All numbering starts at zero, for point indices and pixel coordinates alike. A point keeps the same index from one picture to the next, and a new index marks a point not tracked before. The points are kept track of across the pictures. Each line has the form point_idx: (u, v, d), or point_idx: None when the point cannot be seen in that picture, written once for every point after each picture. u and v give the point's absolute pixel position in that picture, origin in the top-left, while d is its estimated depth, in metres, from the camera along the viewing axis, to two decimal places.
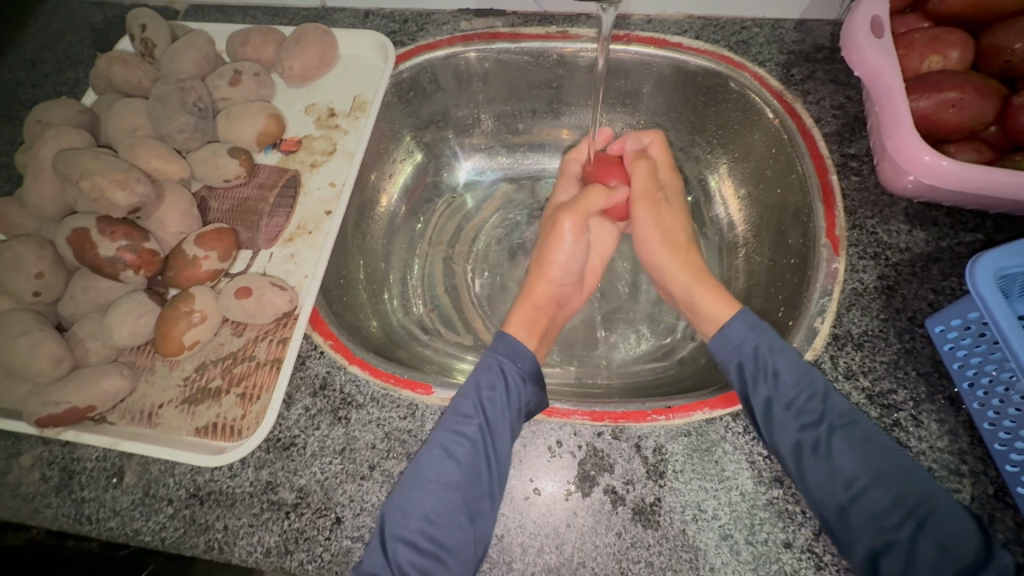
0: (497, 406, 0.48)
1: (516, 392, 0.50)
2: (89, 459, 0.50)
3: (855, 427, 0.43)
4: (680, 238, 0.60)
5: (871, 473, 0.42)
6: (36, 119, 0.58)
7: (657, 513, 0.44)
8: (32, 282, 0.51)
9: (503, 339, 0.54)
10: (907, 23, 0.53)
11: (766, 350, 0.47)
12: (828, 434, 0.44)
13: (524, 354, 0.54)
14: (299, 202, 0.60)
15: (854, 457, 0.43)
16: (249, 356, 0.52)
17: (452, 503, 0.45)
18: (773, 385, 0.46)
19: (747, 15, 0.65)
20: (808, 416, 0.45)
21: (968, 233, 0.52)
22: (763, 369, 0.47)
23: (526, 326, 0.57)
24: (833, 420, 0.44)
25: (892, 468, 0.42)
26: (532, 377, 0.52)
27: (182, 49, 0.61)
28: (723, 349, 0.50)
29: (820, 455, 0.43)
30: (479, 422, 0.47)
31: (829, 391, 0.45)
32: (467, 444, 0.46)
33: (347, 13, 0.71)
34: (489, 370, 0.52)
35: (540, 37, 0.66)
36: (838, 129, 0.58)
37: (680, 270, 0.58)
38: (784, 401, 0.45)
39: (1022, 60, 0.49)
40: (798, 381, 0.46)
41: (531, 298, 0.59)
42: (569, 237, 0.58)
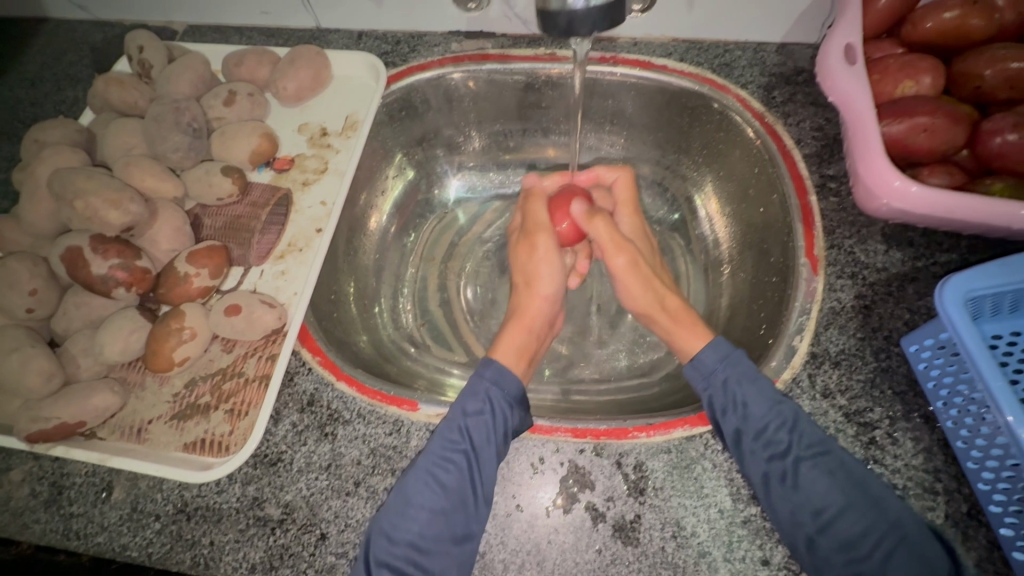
0: (483, 432, 0.47)
1: (501, 417, 0.48)
2: (78, 474, 0.51)
3: (823, 458, 0.44)
4: (656, 285, 0.58)
5: (841, 503, 0.42)
6: (33, 138, 0.59)
7: (638, 530, 0.45)
8: (25, 299, 0.51)
9: (491, 364, 0.52)
10: (883, 48, 0.54)
11: (734, 381, 0.48)
12: (797, 464, 0.44)
13: (511, 378, 0.51)
14: (290, 220, 0.61)
15: (825, 486, 0.43)
16: (238, 372, 0.53)
17: (439, 530, 0.44)
18: (742, 416, 0.46)
19: (730, 38, 0.66)
20: (776, 447, 0.45)
21: (943, 253, 0.53)
22: (732, 399, 0.47)
23: (515, 351, 0.55)
24: (800, 451, 0.44)
25: (861, 498, 0.42)
26: (518, 401, 0.50)
27: (178, 71, 0.62)
28: (695, 379, 0.50)
29: (789, 484, 0.43)
30: (466, 449, 0.46)
31: (799, 420, 0.45)
32: (455, 470, 0.45)
33: (341, 35, 0.73)
34: (475, 394, 0.50)
35: (529, 58, 0.68)
36: (818, 150, 0.59)
37: (658, 311, 0.57)
38: (754, 430, 0.45)
39: (992, 87, 0.50)
40: (767, 412, 0.46)
41: (525, 320, 0.58)
42: (545, 258, 0.59)
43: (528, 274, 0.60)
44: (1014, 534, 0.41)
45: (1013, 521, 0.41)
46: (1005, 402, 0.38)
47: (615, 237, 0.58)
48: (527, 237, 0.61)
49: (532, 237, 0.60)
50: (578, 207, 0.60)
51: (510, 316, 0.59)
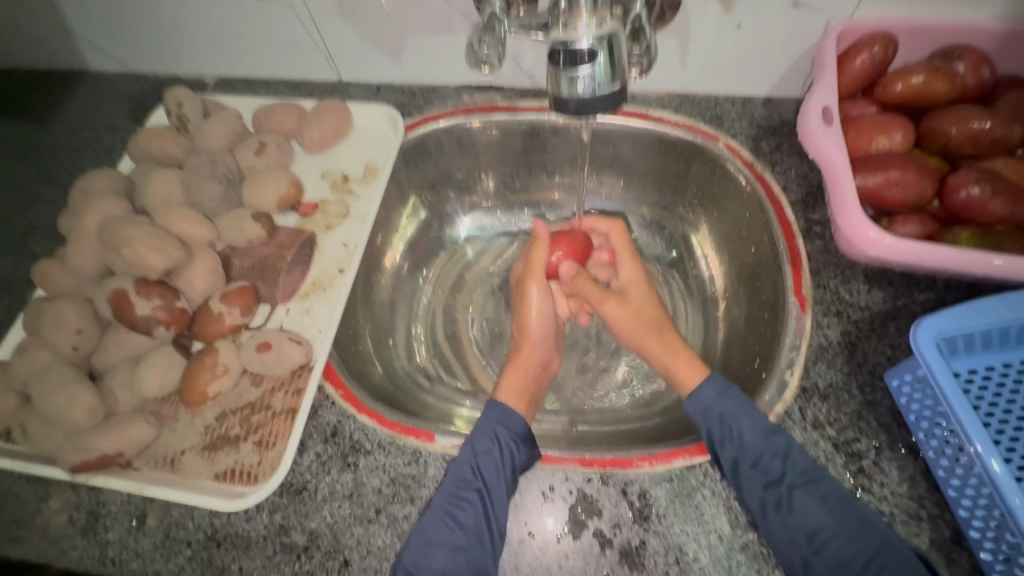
0: (493, 470, 0.50)
1: (508, 455, 0.52)
2: (113, 503, 0.54)
3: (815, 484, 0.47)
4: (649, 322, 0.63)
5: (834, 525, 0.46)
6: (81, 188, 0.64)
7: (643, 555, 0.48)
8: (72, 337, 0.56)
9: (495, 405, 0.56)
10: (857, 106, 0.60)
11: (731, 414, 0.51)
12: (791, 490, 0.47)
13: (515, 418, 0.55)
14: (314, 261, 0.66)
15: (818, 511, 0.46)
16: (266, 406, 0.57)
17: (460, 566, 0.47)
18: (738, 445, 0.49)
19: (720, 92, 0.71)
20: (771, 475, 0.48)
21: (921, 292, 0.57)
22: (729, 430, 0.50)
23: (515, 392, 0.60)
24: (794, 478, 0.48)
25: (851, 522, 0.46)
26: (523, 438, 0.54)
27: (214, 124, 0.68)
28: (695, 412, 0.54)
29: (784, 510, 0.47)
30: (479, 487, 0.50)
31: (791, 450, 0.49)
32: (470, 509, 0.49)
33: (361, 87, 0.79)
34: (484, 435, 0.53)
35: (535, 110, 0.74)
36: (803, 197, 0.64)
37: (657, 347, 0.62)
38: (751, 458, 0.49)
39: (957, 144, 0.56)
40: (761, 442, 0.49)
41: (521, 363, 0.64)
42: (536, 299, 0.66)
43: (521, 317, 0.67)
44: (993, 558, 0.44)
45: (991, 546, 0.44)
46: (973, 431, 0.43)
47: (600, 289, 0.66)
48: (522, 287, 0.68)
49: (523, 288, 0.67)
50: (568, 266, 0.67)
51: (508, 360, 0.65)
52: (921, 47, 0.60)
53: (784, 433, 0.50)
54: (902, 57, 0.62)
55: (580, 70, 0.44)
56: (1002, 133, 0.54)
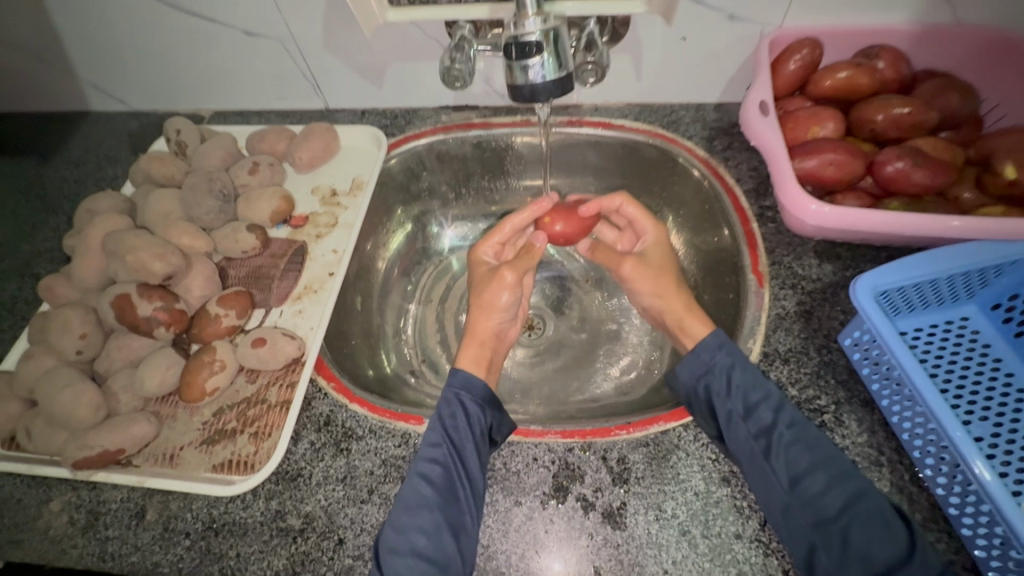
0: (461, 431, 0.53)
1: (474, 418, 0.55)
2: (113, 501, 0.56)
3: (803, 433, 0.49)
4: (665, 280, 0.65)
5: (816, 471, 0.47)
6: (87, 209, 0.69)
7: (624, 515, 0.50)
8: (77, 342, 0.59)
9: (456, 373, 0.59)
10: (794, 103, 0.67)
11: (732, 365, 0.53)
12: (780, 438, 0.49)
13: (477, 384, 0.58)
14: (306, 267, 0.70)
15: (803, 459, 0.47)
16: (261, 400, 0.59)
17: (436, 522, 0.48)
18: (733, 398, 0.51)
19: (675, 101, 0.78)
20: (761, 424, 0.50)
21: (868, 263, 0.62)
22: (728, 382, 0.53)
23: (473, 361, 0.63)
24: (784, 427, 0.49)
25: (834, 467, 0.47)
26: (487, 402, 0.57)
27: (211, 148, 0.73)
28: (696, 366, 0.55)
29: (771, 458, 0.48)
30: (446, 447, 0.52)
31: (785, 401, 0.51)
32: (439, 467, 0.51)
33: (347, 113, 0.85)
34: (448, 402, 0.56)
35: (507, 124, 0.80)
36: (755, 186, 0.70)
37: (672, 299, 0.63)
38: (743, 410, 0.51)
39: (883, 128, 0.62)
40: (758, 391, 0.51)
41: (477, 335, 0.65)
42: (511, 284, 0.66)
43: (485, 295, 0.67)
44: (948, 492, 0.47)
45: (944, 481, 0.47)
46: (914, 373, 0.47)
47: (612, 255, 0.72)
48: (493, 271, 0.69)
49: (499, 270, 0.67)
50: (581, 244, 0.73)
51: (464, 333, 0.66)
52: (845, 48, 0.68)
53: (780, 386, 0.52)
54: (830, 58, 0.69)
55: (530, 61, 0.50)
56: (919, 116, 0.60)
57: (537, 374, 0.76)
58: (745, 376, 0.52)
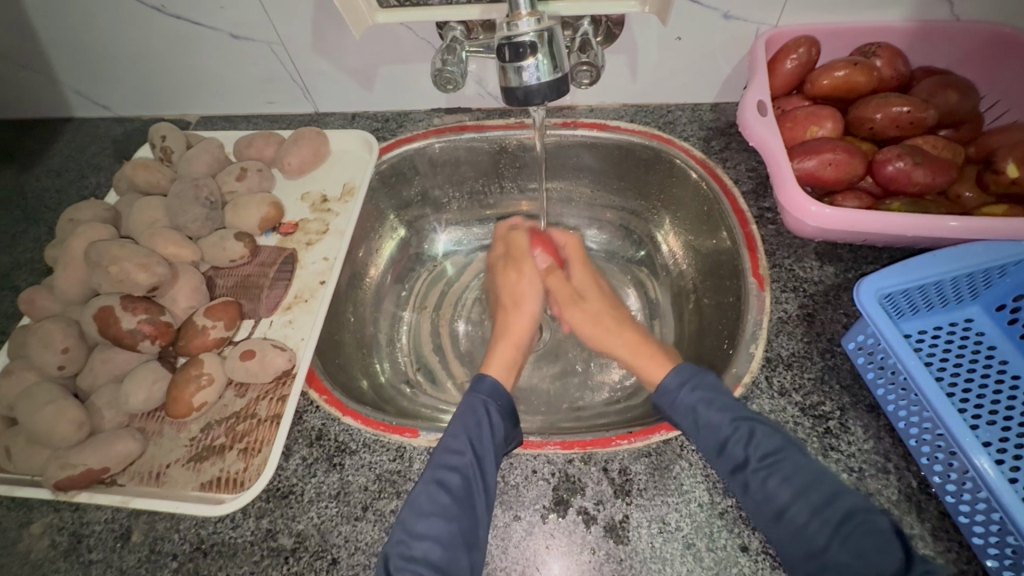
0: (484, 442, 0.52)
1: (495, 426, 0.54)
2: (97, 522, 0.54)
3: (777, 467, 0.46)
4: (612, 322, 0.67)
5: (797, 502, 0.45)
6: (69, 218, 0.67)
7: (627, 529, 0.49)
8: (58, 357, 0.57)
9: (483, 380, 0.58)
10: (792, 102, 0.66)
11: (696, 405, 0.52)
12: (754, 475, 0.47)
13: (502, 394, 0.57)
14: (296, 275, 0.68)
15: (781, 490, 0.45)
16: (251, 414, 0.58)
17: (452, 534, 0.47)
18: (701, 435, 0.50)
19: (670, 101, 0.77)
20: (735, 460, 0.48)
21: (869, 265, 0.61)
22: (694, 420, 0.51)
23: (506, 365, 0.63)
24: (756, 462, 0.47)
25: (814, 500, 0.44)
26: (507, 413, 0.56)
27: (197, 154, 0.72)
28: (667, 404, 0.54)
29: (750, 492, 0.47)
30: (470, 455, 0.50)
31: (754, 433, 0.49)
32: (459, 476, 0.49)
33: (337, 117, 0.84)
34: (474, 409, 0.55)
35: (501, 127, 0.78)
36: (754, 187, 0.69)
37: (620, 347, 0.64)
38: (715, 445, 0.49)
39: (882, 127, 0.61)
40: (724, 427, 0.49)
41: (513, 337, 0.66)
42: (531, 273, 0.70)
43: (513, 292, 0.70)
44: (957, 499, 0.46)
45: (953, 489, 0.46)
46: (921, 377, 0.46)
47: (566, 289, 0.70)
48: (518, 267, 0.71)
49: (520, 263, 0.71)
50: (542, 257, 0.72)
51: (498, 335, 0.66)
52: (841, 46, 0.67)
53: (751, 419, 0.50)
54: (827, 56, 0.68)
55: (524, 62, 0.49)
56: (919, 114, 0.59)
57: (535, 382, 0.74)
58: (710, 414, 0.50)
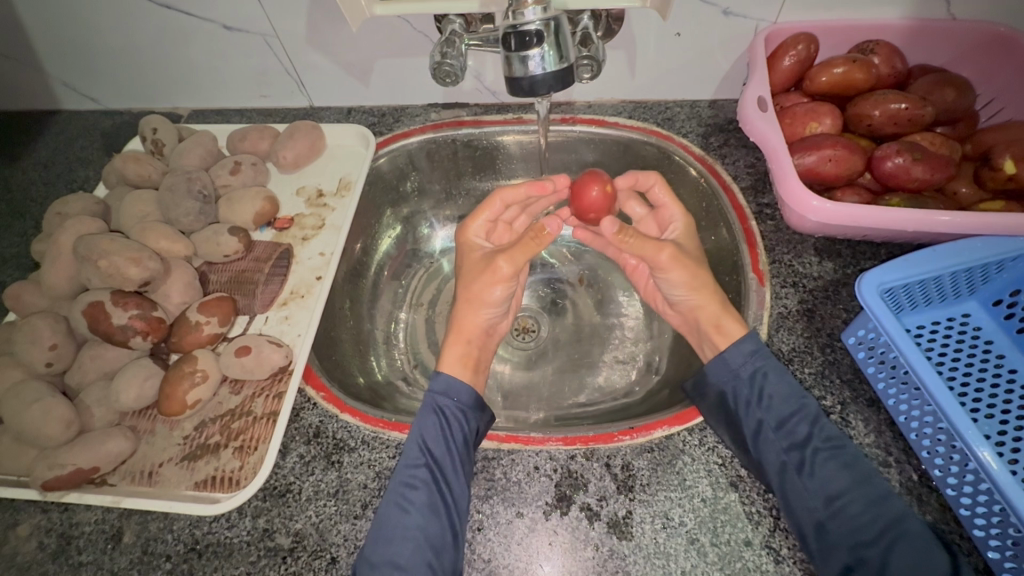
0: (440, 444, 0.51)
1: (458, 424, 0.53)
2: (87, 523, 0.52)
3: (839, 451, 0.48)
4: (703, 276, 0.59)
5: (853, 490, 0.47)
6: (56, 211, 0.65)
7: (630, 525, 0.48)
8: (45, 353, 0.55)
9: (438, 377, 0.57)
10: (791, 98, 0.66)
11: (764, 372, 0.53)
12: (815, 454, 0.49)
13: (461, 388, 0.56)
14: (292, 270, 0.67)
15: (838, 475, 0.48)
16: (246, 412, 0.56)
17: (416, 543, 0.47)
18: (765, 408, 0.51)
19: (669, 98, 0.77)
20: (795, 438, 0.50)
21: (868, 260, 0.61)
22: (758, 392, 0.52)
23: (458, 360, 0.60)
24: (819, 442, 0.49)
25: (869, 488, 0.47)
26: (472, 406, 0.55)
27: (190, 147, 0.70)
28: (723, 372, 0.54)
29: (805, 473, 0.48)
30: (426, 462, 0.50)
31: (819, 415, 0.51)
32: (420, 486, 0.49)
33: (333, 111, 0.83)
34: (429, 410, 0.54)
35: (499, 123, 0.78)
36: (753, 183, 0.69)
37: (707, 298, 0.58)
38: (775, 422, 0.51)
39: (880, 124, 0.61)
40: (790, 404, 0.51)
41: (463, 331, 0.62)
42: (505, 277, 0.61)
43: (474, 288, 0.62)
44: (958, 492, 0.46)
45: (955, 482, 0.47)
46: (924, 370, 0.46)
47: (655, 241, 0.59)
48: (486, 258, 0.64)
49: (493, 261, 0.61)
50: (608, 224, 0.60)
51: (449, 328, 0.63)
52: (839, 43, 0.67)
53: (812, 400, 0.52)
54: (825, 53, 0.68)
55: (530, 52, 0.48)
56: (917, 111, 0.60)
57: (533, 379, 0.74)
58: (778, 384, 0.52)
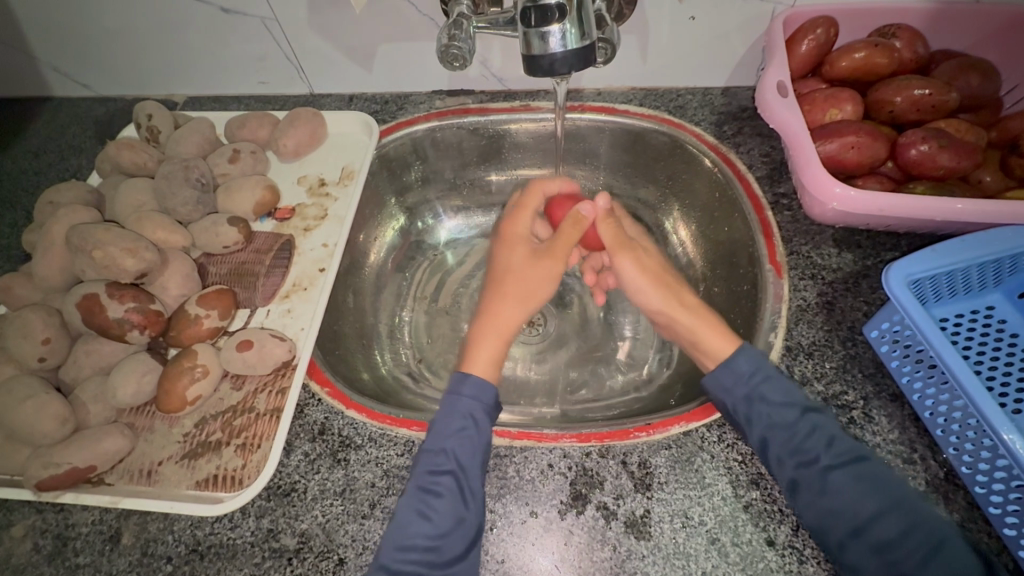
0: (469, 451, 0.48)
1: (484, 428, 0.50)
2: (84, 524, 0.50)
3: (854, 465, 0.45)
4: (670, 278, 0.59)
5: (876, 508, 0.43)
6: (48, 201, 0.63)
7: (648, 524, 0.47)
8: (38, 348, 0.53)
9: (467, 377, 0.52)
10: (809, 84, 0.64)
11: (758, 393, 0.49)
12: (827, 471, 0.45)
13: (488, 391, 0.52)
14: (294, 263, 0.65)
15: (856, 492, 0.44)
16: (249, 408, 0.54)
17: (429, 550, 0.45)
18: (767, 426, 0.47)
19: (681, 85, 0.75)
20: (805, 455, 0.46)
21: (888, 251, 0.60)
22: (757, 411, 0.48)
23: (492, 360, 0.55)
24: (830, 457, 0.46)
25: (895, 502, 0.43)
26: (493, 409, 0.52)
27: (186, 134, 0.68)
28: (717, 392, 0.51)
29: (820, 492, 0.44)
30: (453, 469, 0.47)
31: (826, 429, 0.47)
32: (445, 493, 0.46)
33: (334, 98, 0.80)
34: (455, 411, 0.50)
35: (506, 110, 0.75)
36: (768, 172, 0.67)
37: (682, 312, 0.57)
38: (781, 439, 0.47)
39: (902, 110, 0.59)
40: (795, 420, 0.47)
41: (501, 327, 0.57)
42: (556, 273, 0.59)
43: (523, 281, 0.58)
44: (988, 489, 0.45)
45: (984, 478, 0.45)
46: (953, 359, 0.44)
47: (619, 238, 0.62)
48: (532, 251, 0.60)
49: (545, 255, 0.59)
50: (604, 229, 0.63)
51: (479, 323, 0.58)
52: (860, 27, 0.65)
53: (819, 411, 0.48)
54: (843, 39, 0.66)
55: (550, 28, 0.46)
56: (941, 97, 0.58)
57: (541, 373, 0.72)
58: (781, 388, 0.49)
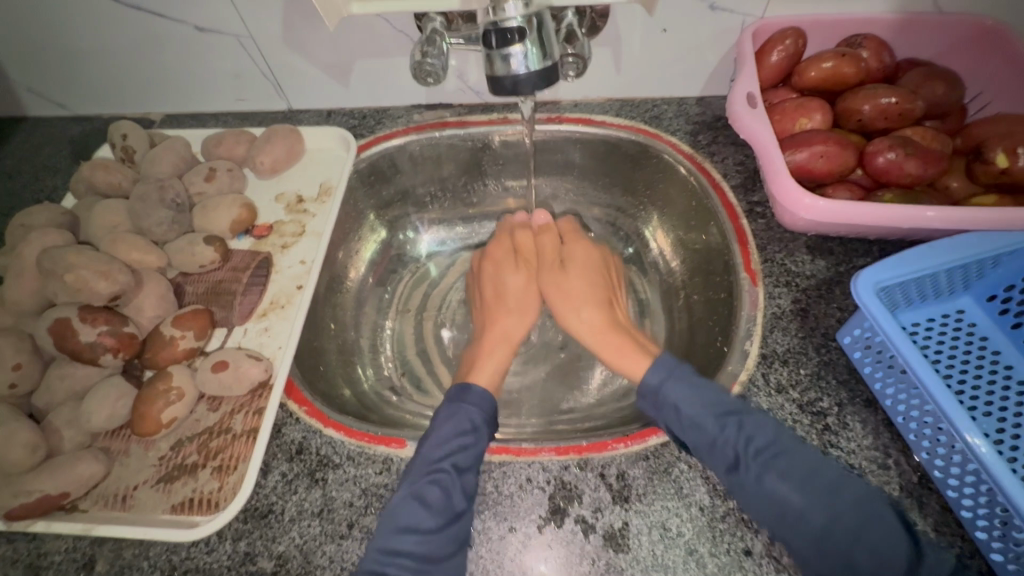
0: (469, 454, 0.49)
1: (478, 436, 0.51)
2: (57, 552, 0.49)
3: (778, 452, 0.46)
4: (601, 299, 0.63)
5: (803, 492, 0.43)
6: (20, 223, 0.63)
7: (626, 537, 0.47)
8: (9, 374, 0.53)
9: (471, 388, 0.54)
10: (779, 94, 0.65)
11: (679, 392, 0.50)
12: (754, 460, 0.45)
13: (487, 399, 0.54)
14: (271, 281, 0.65)
15: (784, 477, 0.44)
16: (225, 429, 0.54)
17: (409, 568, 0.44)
18: (695, 421, 0.48)
19: (657, 95, 0.75)
20: (731, 445, 0.46)
21: (860, 257, 0.60)
22: (685, 404, 0.49)
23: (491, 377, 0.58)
24: (755, 447, 0.46)
25: (818, 486, 0.44)
26: (490, 420, 0.53)
27: (161, 153, 0.67)
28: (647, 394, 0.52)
29: (751, 480, 0.45)
30: (447, 469, 0.48)
31: (747, 419, 0.48)
32: (440, 490, 0.46)
33: (312, 113, 0.80)
34: (453, 416, 0.52)
35: (484, 123, 0.76)
36: (742, 181, 0.68)
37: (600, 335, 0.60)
38: (709, 431, 0.48)
39: (870, 118, 0.60)
40: (719, 412, 0.48)
41: (499, 349, 0.61)
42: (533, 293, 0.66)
43: (511, 299, 0.65)
44: (959, 493, 0.45)
45: (955, 482, 0.45)
46: (912, 358, 0.45)
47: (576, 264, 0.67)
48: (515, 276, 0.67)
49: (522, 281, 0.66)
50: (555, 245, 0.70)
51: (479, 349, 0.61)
52: (828, 37, 0.66)
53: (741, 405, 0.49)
54: (813, 48, 0.67)
55: (512, 49, 0.47)
56: (907, 105, 0.59)
57: (524, 384, 0.72)
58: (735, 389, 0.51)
